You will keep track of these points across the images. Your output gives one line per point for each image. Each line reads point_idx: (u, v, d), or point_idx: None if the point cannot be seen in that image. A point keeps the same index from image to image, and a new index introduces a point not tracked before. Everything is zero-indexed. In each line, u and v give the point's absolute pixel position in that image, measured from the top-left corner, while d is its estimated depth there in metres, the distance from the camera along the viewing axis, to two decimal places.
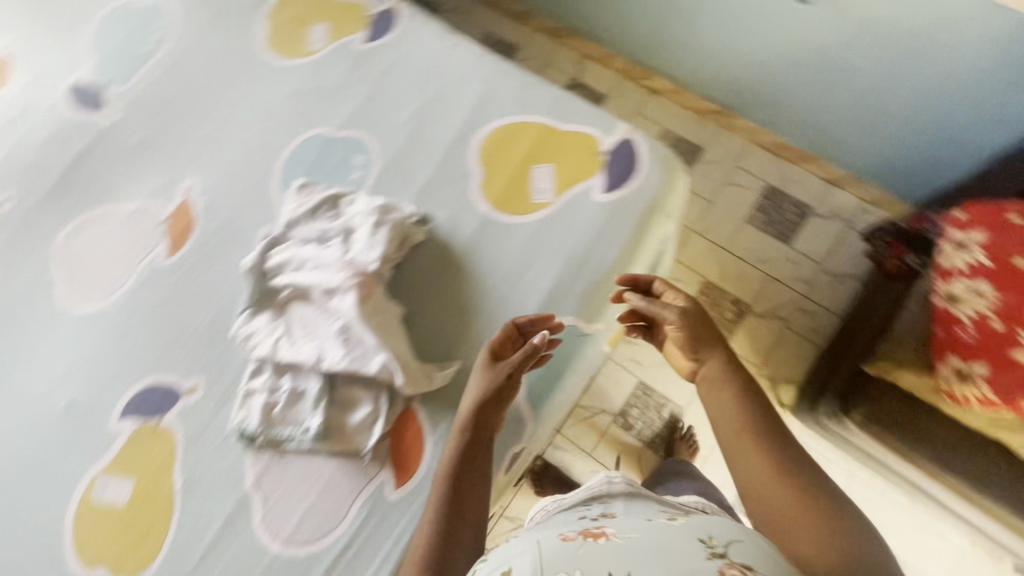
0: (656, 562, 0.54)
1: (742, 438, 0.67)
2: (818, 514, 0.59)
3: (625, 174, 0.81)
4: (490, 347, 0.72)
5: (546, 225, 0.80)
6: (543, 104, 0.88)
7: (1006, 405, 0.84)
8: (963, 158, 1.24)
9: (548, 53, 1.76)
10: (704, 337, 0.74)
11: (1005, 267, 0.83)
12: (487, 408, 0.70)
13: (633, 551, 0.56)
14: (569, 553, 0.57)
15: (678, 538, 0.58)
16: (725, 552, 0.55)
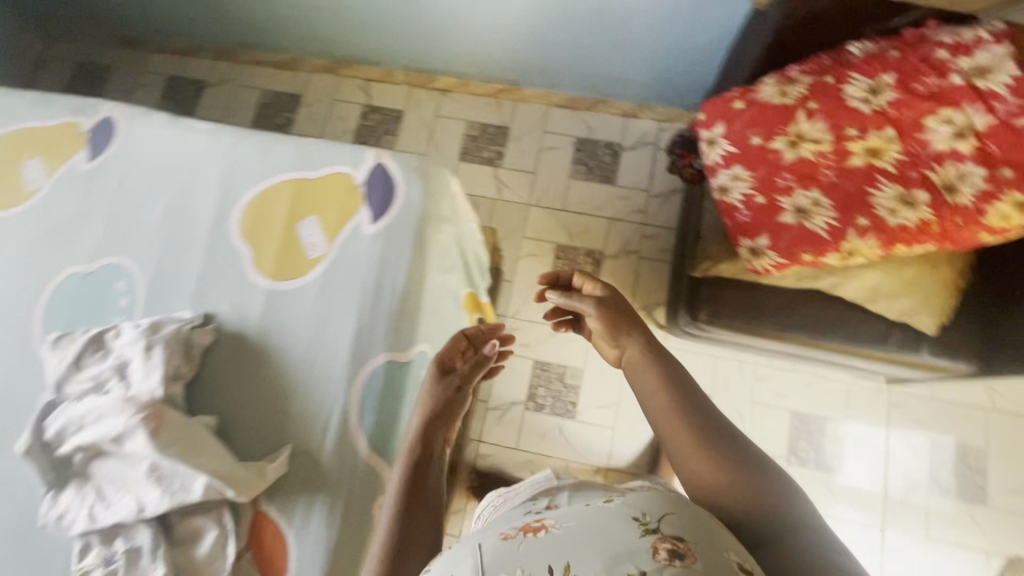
0: (597, 547, 0.52)
1: (677, 428, 0.66)
2: (752, 495, 0.61)
3: (385, 198, 0.81)
4: (438, 363, 0.77)
5: (328, 278, 0.79)
6: (288, 158, 0.86)
7: (793, 263, 0.93)
8: (711, 59, 1.35)
9: (331, 90, 1.73)
10: (622, 323, 0.81)
11: (748, 149, 0.93)
12: (438, 425, 0.72)
13: (575, 538, 0.54)
14: (510, 550, 0.55)
15: (614, 511, 0.56)
16: (660, 527, 0.53)
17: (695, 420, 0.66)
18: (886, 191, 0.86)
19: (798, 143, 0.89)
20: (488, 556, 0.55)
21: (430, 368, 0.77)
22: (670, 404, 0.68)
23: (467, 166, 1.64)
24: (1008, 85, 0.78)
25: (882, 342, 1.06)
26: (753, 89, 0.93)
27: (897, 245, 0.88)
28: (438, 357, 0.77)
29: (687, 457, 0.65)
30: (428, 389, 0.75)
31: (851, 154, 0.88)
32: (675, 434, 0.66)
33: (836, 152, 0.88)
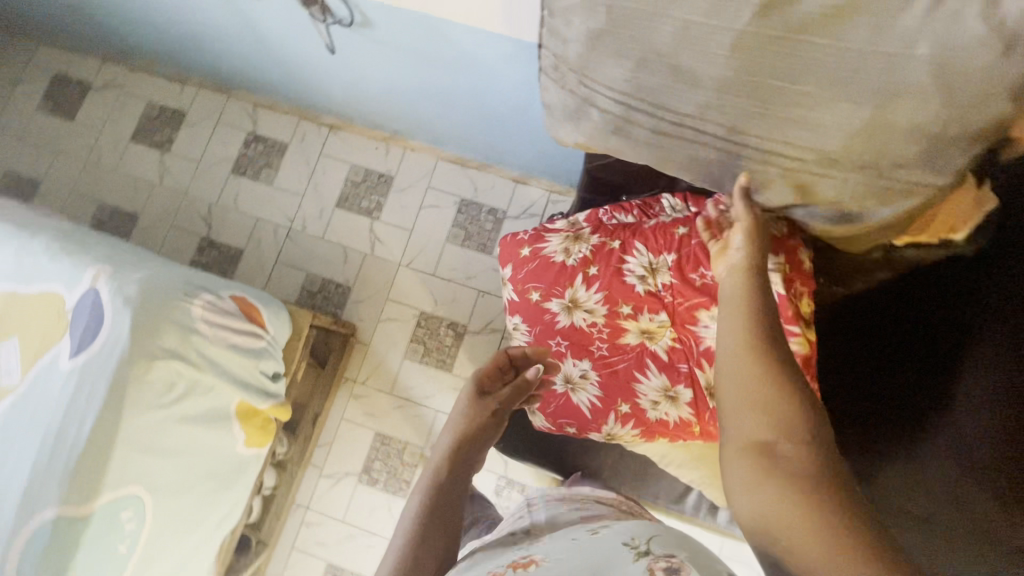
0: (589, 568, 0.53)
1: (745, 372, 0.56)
2: (807, 494, 0.48)
3: (91, 330, 0.76)
4: (482, 381, 0.90)
5: (16, 413, 0.75)
6: (8, 267, 0.81)
7: (563, 429, 0.87)
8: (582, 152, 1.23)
9: (216, 111, 1.63)
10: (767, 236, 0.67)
11: (526, 303, 0.84)
12: (468, 447, 0.86)
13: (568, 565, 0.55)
14: None
15: (604, 548, 0.58)
16: (648, 548, 0.56)
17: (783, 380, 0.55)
18: (652, 381, 0.79)
19: (573, 309, 0.81)
20: None
21: (472, 387, 0.90)
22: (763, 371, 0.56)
23: (343, 215, 1.56)
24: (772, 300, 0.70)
25: (676, 501, 1.00)
26: (543, 237, 0.85)
27: (658, 435, 0.81)
28: (481, 378, 0.90)
29: (732, 402, 0.56)
30: (469, 405, 0.89)
31: (623, 332, 0.79)
32: (732, 394, 0.57)
33: (609, 328, 0.80)
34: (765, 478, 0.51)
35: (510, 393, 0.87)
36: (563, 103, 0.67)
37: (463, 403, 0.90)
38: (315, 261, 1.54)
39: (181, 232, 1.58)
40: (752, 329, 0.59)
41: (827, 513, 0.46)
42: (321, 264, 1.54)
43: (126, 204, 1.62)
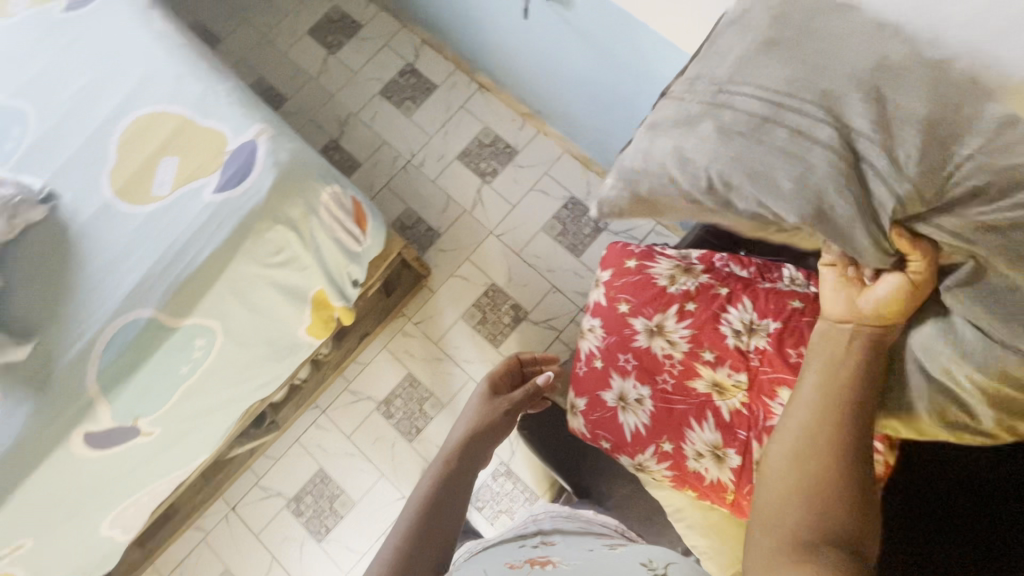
0: None
1: (797, 451, 0.56)
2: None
3: (239, 177, 0.84)
4: (490, 382, 0.87)
5: (150, 218, 0.83)
6: (192, 95, 0.89)
7: (595, 441, 0.86)
8: None
9: (387, 34, 1.73)
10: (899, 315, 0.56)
11: (611, 311, 0.86)
12: (479, 445, 0.76)
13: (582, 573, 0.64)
14: None
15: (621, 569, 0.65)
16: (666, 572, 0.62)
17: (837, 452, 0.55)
18: (704, 433, 0.77)
19: (654, 335, 0.82)
20: None
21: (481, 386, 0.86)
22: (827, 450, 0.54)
23: (459, 168, 1.62)
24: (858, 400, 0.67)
25: None
26: (654, 258, 0.87)
27: (688, 487, 0.80)
28: (490, 380, 0.87)
29: (771, 479, 0.56)
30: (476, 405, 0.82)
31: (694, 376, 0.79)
32: (781, 474, 0.56)
33: (683, 367, 0.80)
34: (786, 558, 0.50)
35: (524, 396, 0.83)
36: (673, 116, 0.59)
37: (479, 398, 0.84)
38: (418, 199, 1.61)
39: (316, 127, 1.70)
40: (833, 411, 0.56)
41: None
42: (422, 204, 1.60)
43: (280, 85, 1.75)
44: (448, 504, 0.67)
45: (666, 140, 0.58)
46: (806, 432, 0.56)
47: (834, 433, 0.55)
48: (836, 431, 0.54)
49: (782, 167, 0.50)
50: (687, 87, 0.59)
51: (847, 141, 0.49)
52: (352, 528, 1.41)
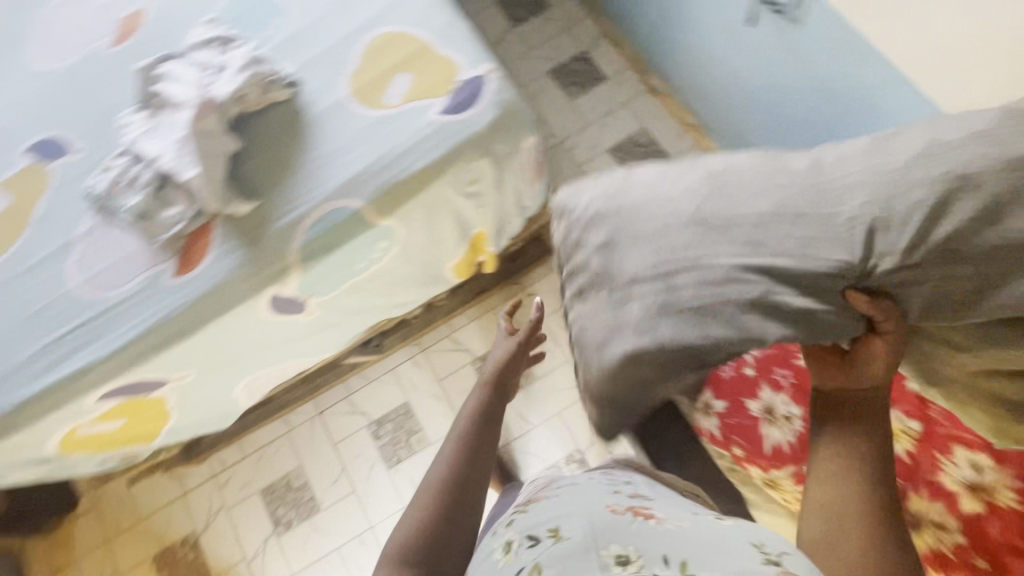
0: (718, 555, 0.51)
1: (831, 499, 0.51)
2: None
3: (464, 104, 0.88)
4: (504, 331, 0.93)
5: (377, 123, 0.90)
6: (436, 24, 0.95)
7: (726, 446, 0.87)
8: None
9: (570, 19, 1.78)
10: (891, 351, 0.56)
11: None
12: (499, 400, 0.78)
13: (691, 539, 0.54)
14: (619, 527, 0.57)
15: (733, 537, 0.53)
16: (781, 561, 0.48)
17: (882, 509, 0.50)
18: None
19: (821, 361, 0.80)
20: (597, 522, 0.58)
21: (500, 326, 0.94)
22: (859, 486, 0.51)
23: (608, 160, 1.64)
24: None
25: None
26: None
27: None
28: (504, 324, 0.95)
29: (816, 538, 0.50)
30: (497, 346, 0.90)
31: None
32: (813, 525, 0.51)
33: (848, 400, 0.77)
34: None
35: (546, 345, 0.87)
36: (598, 327, 0.67)
37: (500, 348, 0.89)
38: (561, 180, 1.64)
39: None
40: (858, 441, 0.53)
41: None
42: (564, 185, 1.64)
43: None
44: (481, 456, 0.68)
45: (600, 363, 0.67)
46: (844, 503, 0.50)
47: (863, 469, 0.51)
48: (862, 465, 0.51)
49: (711, 323, 0.58)
50: (587, 295, 0.69)
51: (728, 301, 0.57)
52: (421, 465, 1.47)
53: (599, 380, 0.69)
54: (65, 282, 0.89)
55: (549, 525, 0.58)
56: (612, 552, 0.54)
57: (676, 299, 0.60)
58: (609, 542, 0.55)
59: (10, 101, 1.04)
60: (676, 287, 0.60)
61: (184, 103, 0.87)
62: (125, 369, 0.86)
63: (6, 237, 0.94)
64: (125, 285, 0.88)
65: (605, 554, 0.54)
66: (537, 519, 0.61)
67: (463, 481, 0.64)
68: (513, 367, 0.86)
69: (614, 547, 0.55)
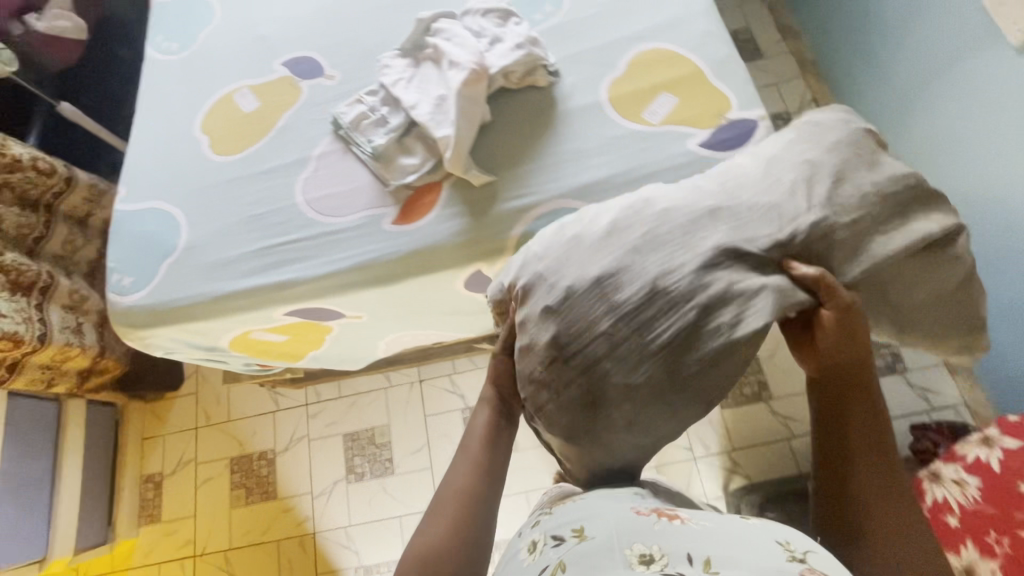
0: (742, 553, 0.55)
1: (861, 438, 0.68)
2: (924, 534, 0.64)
3: (728, 144, 0.84)
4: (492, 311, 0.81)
5: (631, 137, 0.87)
6: (714, 53, 0.92)
7: None
8: None
9: (781, 76, 1.71)
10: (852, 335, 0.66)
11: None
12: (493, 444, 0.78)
13: (716, 535, 0.58)
14: (644, 527, 0.59)
15: (757, 530, 0.59)
16: (805, 558, 0.55)
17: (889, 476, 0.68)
18: None
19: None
20: (622, 521, 0.61)
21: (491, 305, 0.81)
22: (868, 433, 0.68)
23: None
24: None
25: None
26: None
27: None
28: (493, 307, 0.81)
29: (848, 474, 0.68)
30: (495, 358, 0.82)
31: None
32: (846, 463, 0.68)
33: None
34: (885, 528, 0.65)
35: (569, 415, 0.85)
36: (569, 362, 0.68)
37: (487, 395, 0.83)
38: None
39: None
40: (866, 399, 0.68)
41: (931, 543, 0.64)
42: None
43: None
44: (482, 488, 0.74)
45: (602, 392, 0.67)
46: (869, 447, 0.68)
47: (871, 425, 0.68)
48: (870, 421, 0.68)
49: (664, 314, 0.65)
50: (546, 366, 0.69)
51: (683, 317, 0.65)
52: None
53: (592, 423, 0.69)
54: (292, 195, 0.92)
55: (574, 526, 0.62)
56: (636, 552, 0.57)
57: (662, 317, 0.65)
58: (634, 541, 0.58)
59: (282, 13, 1.10)
60: (649, 310, 0.66)
61: (461, 64, 0.87)
62: (322, 296, 0.87)
63: (246, 136, 0.98)
64: (344, 216, 0.89)
65: (629, 552, 0.57)
66: (563, 521, 0.64)
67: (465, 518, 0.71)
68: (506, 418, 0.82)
69: (638, 545, 0.57)
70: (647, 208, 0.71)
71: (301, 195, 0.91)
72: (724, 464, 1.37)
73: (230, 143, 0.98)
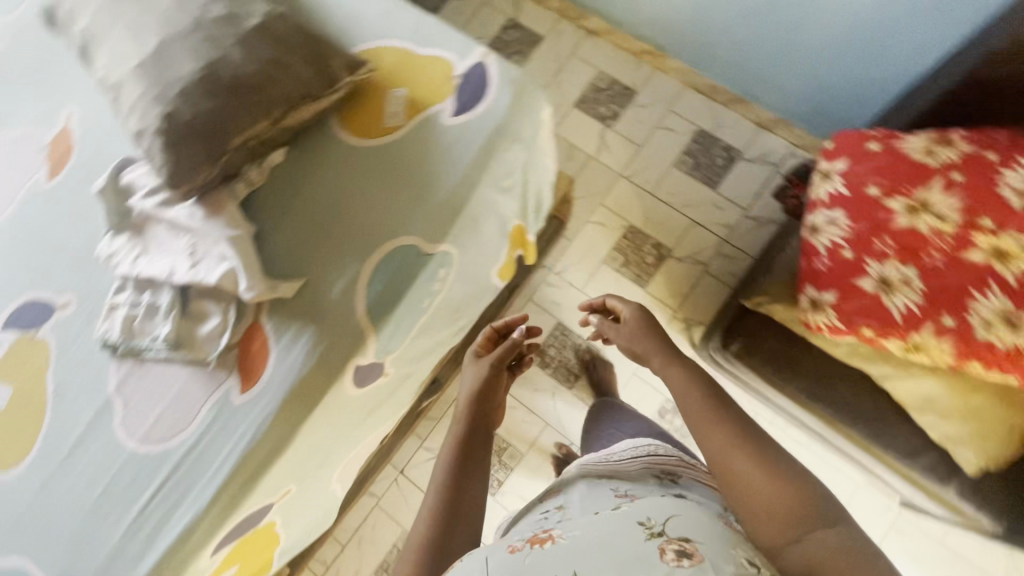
0: (606, 558, 0.58)
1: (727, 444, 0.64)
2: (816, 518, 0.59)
3: (476, 95, 0.82)
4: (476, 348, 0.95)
5: (396, 144, 0.81)
6: (404, 27, 0.87)
7: (850, 331, 0.85)
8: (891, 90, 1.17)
9: None
10: (645, 328, 0.83)
11: (978, 162, 0.77)
12: (483, 429, 0.85)
13: (579, 549, 0.62)
14: (517, 562, 0.62)
15: (622, 516, 0.66)
16: (662, 530, 0.62)
17: (748, 449, 0.63)
18: (991, 301, 0.75)
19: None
20: (496, 564, 0.62)
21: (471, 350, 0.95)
22: (736, 440, 0.64)
23: (578, 115, 1.60)
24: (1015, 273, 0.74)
25: (910, 459, 0.97)
26: (899, 136, 0.83)
27: (974, 361, 0.78)
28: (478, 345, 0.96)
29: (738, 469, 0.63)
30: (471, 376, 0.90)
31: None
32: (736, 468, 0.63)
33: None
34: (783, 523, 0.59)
35: (503, 348, 0.89)
36: None
37: (470, 374, 0.90)
38: None
39: None
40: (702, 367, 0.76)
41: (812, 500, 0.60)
42: None
43: None
44: (473, 478, 0.79)
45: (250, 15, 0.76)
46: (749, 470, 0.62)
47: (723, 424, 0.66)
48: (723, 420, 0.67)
49: None
50: None
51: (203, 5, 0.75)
52: (525, 479, 1.41)
53: (310, 94, 0.78)
54: (122, 448, 0.77)
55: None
56: None
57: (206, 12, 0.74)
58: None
59: None
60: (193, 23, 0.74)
61: (177, 202, 0.76)
62: (239, 506, 0.76)
63: (21, 430, 0.80)
64: (187, 425, 0.76)
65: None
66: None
67: (453, 515, 0.74)
68: (490, 389, 0.88)
69: None
70: (112, 26, 0.77)
71: (129, 439, 0.77)
72: (680, 328, 1.44)
73: (11, 450, 0.79)
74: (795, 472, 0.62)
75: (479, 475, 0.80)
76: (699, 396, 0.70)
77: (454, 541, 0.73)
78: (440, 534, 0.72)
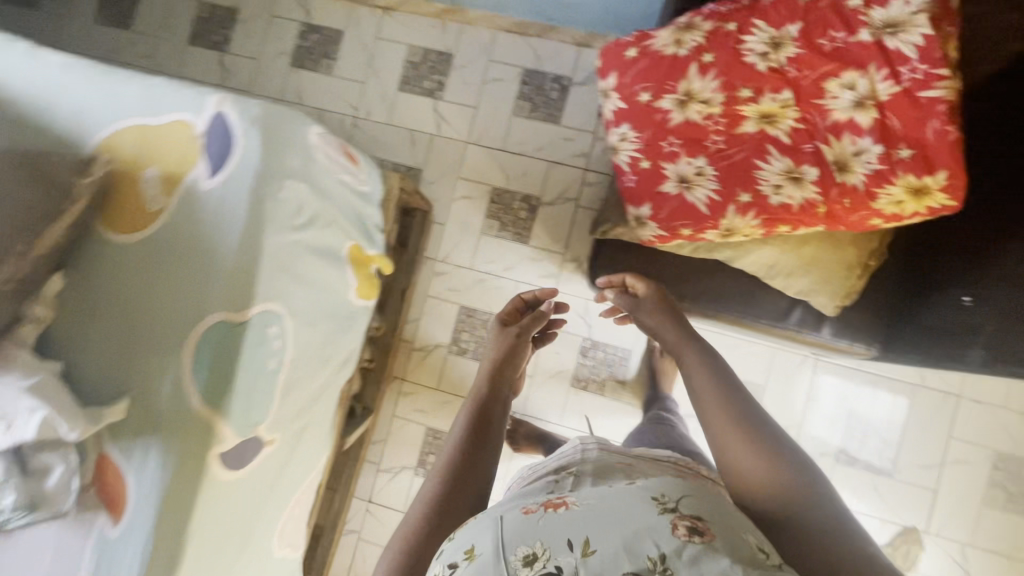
0: (615, 528, 0.57)
1: (726, 423, 0.68)
2: (804, 499, 0.61)
3: (225, 148, 0.78)
4: (501, 317, 1.00)
5: (165, 230, 0.78)
6: (129, 102, 0.81)
7: (673, 235, 0.87)
8: None
9: (267, 5, 1.62)
10: (658, 308, 0.87)
11: (720, 37, 0.77)
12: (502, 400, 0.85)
13: (595, 517, 0.59)
14: (531, 526, 0.60)
15: (636, 489, 0.63)
16: (675, 506, 0.60)
17: (749, 432, 0.66)
18: (774, 165, 0.78)
19: (782, 44, 0.74)
20: (508, 529, 0.60)
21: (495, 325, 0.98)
22: (732, 421, 0.67)
23: (406, 97, 1.54)
24: (786, 132, 0.77)
25: (781, 321, 1.02)
26: (650, 34, 0.82)
27: (780, 224, 0.80)
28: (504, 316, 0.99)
29: (734, 451, 0.66)
30: (495, 342, 0.95)
31: (826, 94, 0.73)
32: (731, 448, 0.66)
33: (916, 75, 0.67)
34: (772, 503, 0.62)
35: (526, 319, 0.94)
36: None
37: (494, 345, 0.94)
38: (382, 147, 1.54)
39: None
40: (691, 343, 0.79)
41: (803, 484, 0.62)
42: (389, 148, 1.54)
43: None
44: (488, 447, 0.79)
45: None
46: (743, 452, 0.65)
47: (720, 406, 0.69)
48: (721, 403, 0.69)
49: None
50: None
51: None
52: None
53: (46, 216, 0.73)
54: None
55: (463, 547, 0.60)
56: (520, 554, 0.56)
57: None
58: (522, 545, 0.57)
59: None
60: None
61: None
62: None
63: None
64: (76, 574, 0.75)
65: (514, 558, 0.56)
66: (455, 549, 0.62)
67: (459, 486, 0.74)
68: (512, 358, 0.91)
69: (523, 549, 0.57)
70: None
71: None
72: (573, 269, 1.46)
73: None
74: (794, 457, 0.65)
75: (500, 425, 0.83)
76: (709, 375, 0.73)
77: (451, 517, 0.71)
78: (455, 478, 0.74)
